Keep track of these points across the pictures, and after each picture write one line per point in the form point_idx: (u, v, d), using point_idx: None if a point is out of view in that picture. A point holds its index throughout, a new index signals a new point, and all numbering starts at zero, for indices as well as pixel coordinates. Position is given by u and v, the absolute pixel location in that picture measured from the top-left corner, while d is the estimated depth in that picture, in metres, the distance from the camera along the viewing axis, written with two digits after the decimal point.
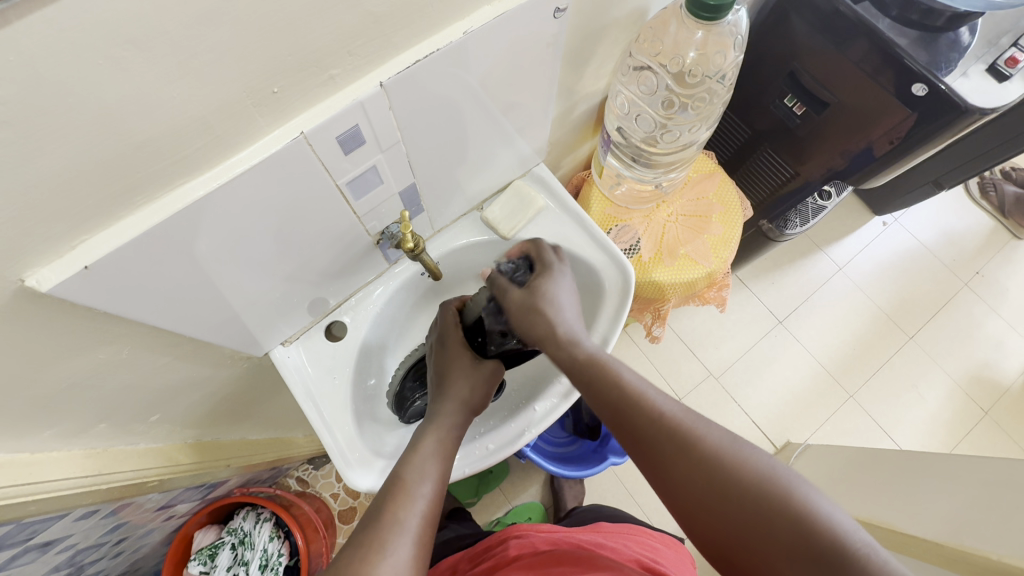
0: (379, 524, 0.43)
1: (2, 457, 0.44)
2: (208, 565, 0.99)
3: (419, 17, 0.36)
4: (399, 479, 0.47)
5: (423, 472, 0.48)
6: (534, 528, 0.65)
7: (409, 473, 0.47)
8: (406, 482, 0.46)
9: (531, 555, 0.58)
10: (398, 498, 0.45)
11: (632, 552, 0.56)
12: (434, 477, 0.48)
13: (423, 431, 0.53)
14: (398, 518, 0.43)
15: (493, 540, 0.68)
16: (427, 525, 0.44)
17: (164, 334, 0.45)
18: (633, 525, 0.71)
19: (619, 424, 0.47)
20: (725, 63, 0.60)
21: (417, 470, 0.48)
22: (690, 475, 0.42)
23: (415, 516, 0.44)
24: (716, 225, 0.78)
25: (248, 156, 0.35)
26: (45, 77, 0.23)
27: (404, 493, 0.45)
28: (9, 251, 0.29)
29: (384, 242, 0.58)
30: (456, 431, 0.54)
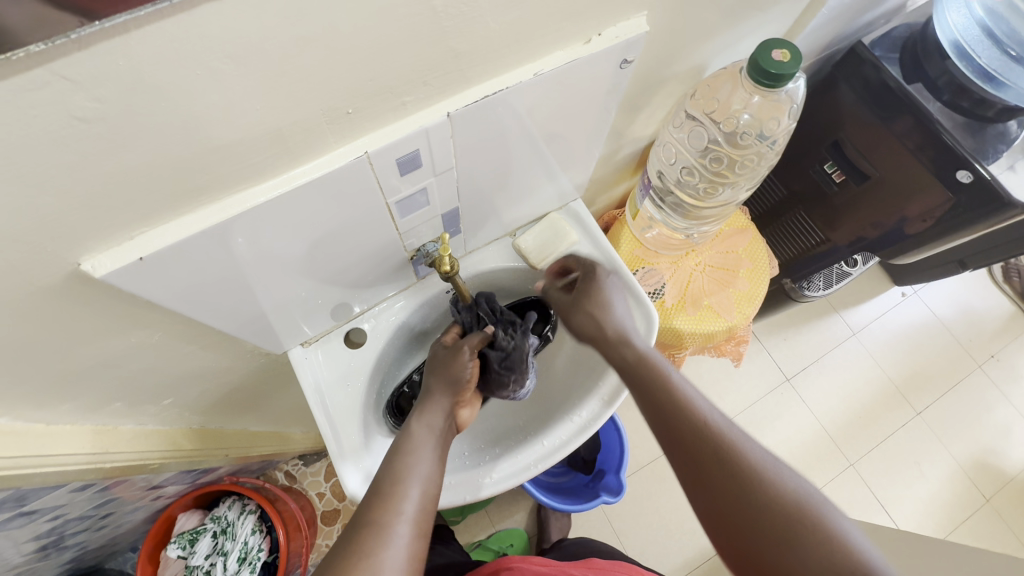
0: (372, 523, 0.43)
1: (19, 425, 0.44)
2: (186, 550, 0.98)
3: (495, 56, 0.37)
4: (387, 483, 0.47)
5: (411, 471, 0.48)
6: (527, 561, 0.64)
7: (399, 472, 0.48)
8: (392, 485, 0.47)
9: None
10: (387, 500, 0.45)
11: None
12: (422, 477, 0.48)
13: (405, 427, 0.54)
14: (378, 522, 0.43)
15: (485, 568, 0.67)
16: (418, 534, 0.44)
17: (195, 325, 0.46)
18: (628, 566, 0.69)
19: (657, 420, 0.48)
20: (777, 128, 0.60)
21: (408, 471, 0.48)
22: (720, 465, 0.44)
23: (401, 522, 0.44)
24: (742, 280, 0.79)
25: (312, 168, 0.36)
26: (146, 82, 0.24)
27: (393, 499, 0.46)
28: (72, 235, 0.30)
29: (418, 258, 0.58)
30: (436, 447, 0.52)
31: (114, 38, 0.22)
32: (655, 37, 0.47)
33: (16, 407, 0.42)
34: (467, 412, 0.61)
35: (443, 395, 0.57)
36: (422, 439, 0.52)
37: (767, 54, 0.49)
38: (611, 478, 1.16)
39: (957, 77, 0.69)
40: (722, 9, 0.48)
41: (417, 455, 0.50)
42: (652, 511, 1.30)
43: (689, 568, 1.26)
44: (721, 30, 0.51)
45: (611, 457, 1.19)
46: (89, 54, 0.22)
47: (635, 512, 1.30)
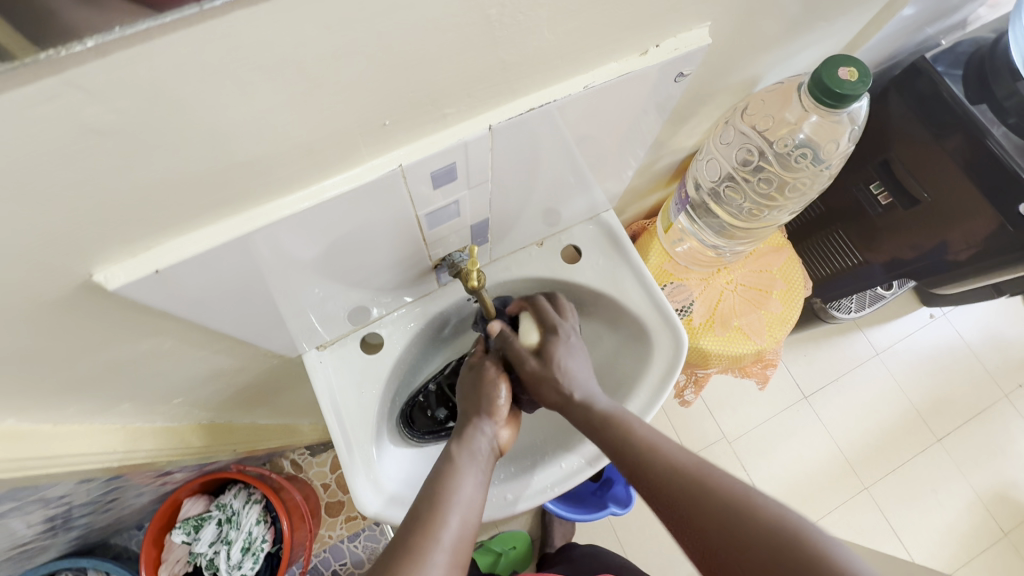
0: (412, 545, 0.43)
1: (25, 426, 0.42)
2: (191, 536, 0.98)
3: (545, 67, 0.34)
4: (423, 513, 0.46)
5: (450, 501, 0.47)
6: None
7: (437, 501, 0.47)
8: (431, 512, 0.46)
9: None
10: (424, 529, 0.44)
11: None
12: (463, 505, 0.47)
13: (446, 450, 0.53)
14: (419, 549, 0.43)
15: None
16: (458, 564, 0.44)
17: (211, 331, 0.44)
18: None
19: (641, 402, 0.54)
20: (834, 152, 0.56)
21: (449, 498, 0.47)
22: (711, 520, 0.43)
23: (441, 550, 0.43)
24: (775, 302, 0.75)
25: (343, 181, 0.33)
26: (169, 94, 0.22)
27: (433, 526, 0.45)
28: (85, 247, 0.27)
29: (443, 267, 0.56)
30: (478, 477, 0.51)
31: (136, 47, 0.19)
32: (713, 49, 0.43)
33: (24, 409, 0.40)
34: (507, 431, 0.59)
35: (482, 419, 0.56)
36: (466, 463, 0.51)
37: (832, 72, 0.46)
38: (620, 488, 1.14)
39: None
40: (786, 21, 0.44)
41: (459, 481, 0.49)
42: (658, 524, 1.28)
43: None
44: (781, 43, 0.48)
45: (621, 468, 1.17)
46: (106, 63, 0.19)
47: (640, 523, 1.28)
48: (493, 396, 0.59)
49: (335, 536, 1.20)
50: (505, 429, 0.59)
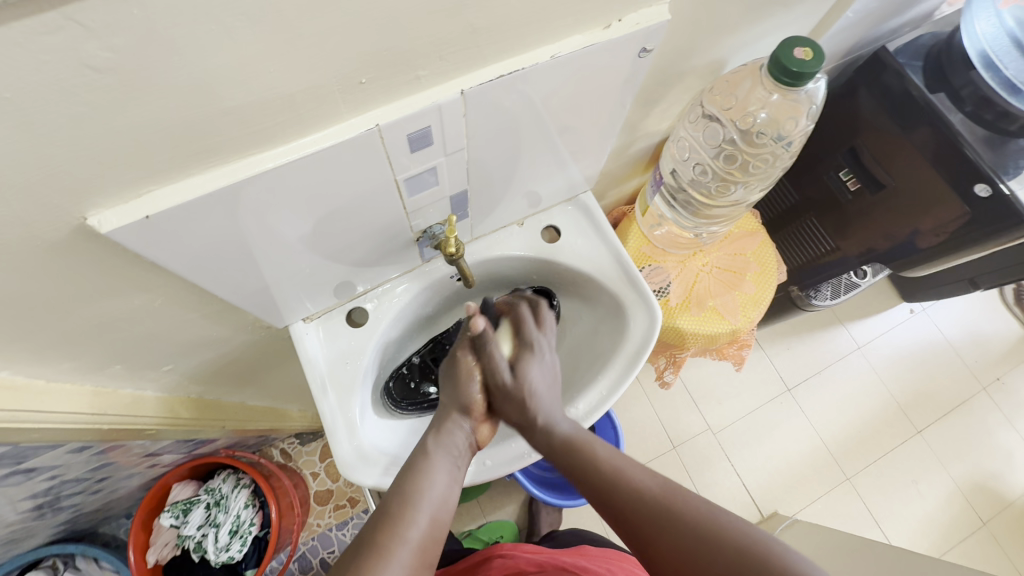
0: (383, 537, 0.45)
1: (18, 381, 0.44)
2: (180, 519, 0.99)
3: (512, 35, 0.37)
4: (393, 507, 0.48)
5: (418, 498, 0.49)
6: (518, 548, 0.73)
7: (406, 496, 0.48)
8: (399, 508, 0.47)
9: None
10: (392, 524, 0.46)
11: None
12: (432, 504, 0.49)
13: (419, 447, 0.55)
14: (383, 546, 0.44)
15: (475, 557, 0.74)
16: (424, 557, 0.46)
17: (199, 291, 0.46)
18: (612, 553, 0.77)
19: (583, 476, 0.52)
20: (794, 130, 0.59)
21: (419, 497, 0.49)
22: (670, 562, 0.44)
23: (405, 548, 0.45)
24: (749, 283, 0.78)
25: (323, 137, 0.36)
26: (159, 34, 0.24)
27: (399, 524, 0.46)
28: (79, 188, 0.30)
29: (424, 240, 0.58)
30: (450, 477, 0.53)
31: None
32: (676, 30, 0.46)
33: (17, 362, 0.42)
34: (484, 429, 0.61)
35: (459, 415, 0.58)
36: (440, 459, 0.53)
37: (789, 52, 0.49)
38: None
39: (982, 89, 0.68)
40: (745, 5, 0.47)
41: (430, 481, 0.51)
42: None
43: None
44: (742, 26, 0.51)
45: None
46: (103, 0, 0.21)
47: None
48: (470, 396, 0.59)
49: (323, 524, 1.21)
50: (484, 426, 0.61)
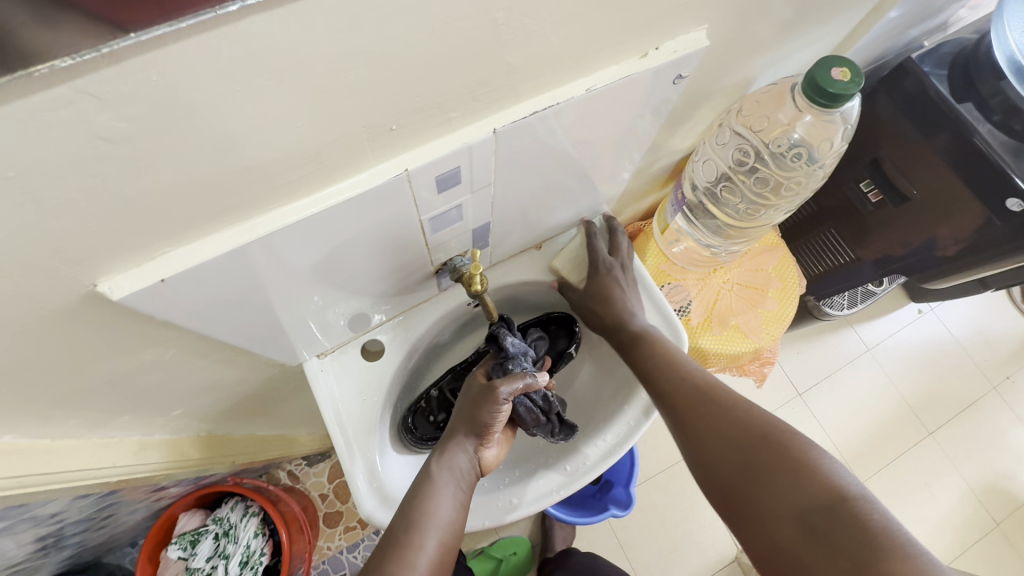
0: (390, 561, 0.44)
1: (23, 443, 0.41)
2: (188, 551, 0.95)
3: (548, 70, 0.34)
4: (399, 536, 0.47)
5: (426, 522, 0.48)
6: None
7: (414, 525, 0.47)
8: (408, 535, 0.46)
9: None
10: (400, 551, 0.45)
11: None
12: (439, 526, 0.48)
13: (425, 468, 0.54)
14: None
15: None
16: None
17: (212, 340, 0.43)
18: None
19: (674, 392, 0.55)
20: (827, 151, 0.57)
21: (426, 521, 0.48)
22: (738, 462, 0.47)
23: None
24: (771, 300, 0.76)
25: (348, 186, 0.33)
26: (180, 100, 0.21)
27: (408, 553, 0.45)
28: (89, 257, 0.27)
29: (444, 272, 0.56)
30: (456, 497, 0.52)
31: (148, 53, 0.19)
32: (710, 52, 0.44)
33: (21, 424, 0.39)
34: (493, 453, 0.60)
35: (467, 435, 0.56)
36: (444, 480, 0.52)
37: (825, 73, 0.46)
38: (620, 490, 1.14)
39: (1011, 98, 0.65)
40: (780, 24, 0.45)
41: (436, 504, 0.50)
42: (659, 525, 1.28)
43: None
44: (775, 44, 0.48)
45: (620, 469, 1.17)
46: (120, 70, 0.19)
47: (640, 525, 1.28)
48: (492, 416, 0.56)
49: (334, 547, 1.18)
50: (491, 450, 0.60)
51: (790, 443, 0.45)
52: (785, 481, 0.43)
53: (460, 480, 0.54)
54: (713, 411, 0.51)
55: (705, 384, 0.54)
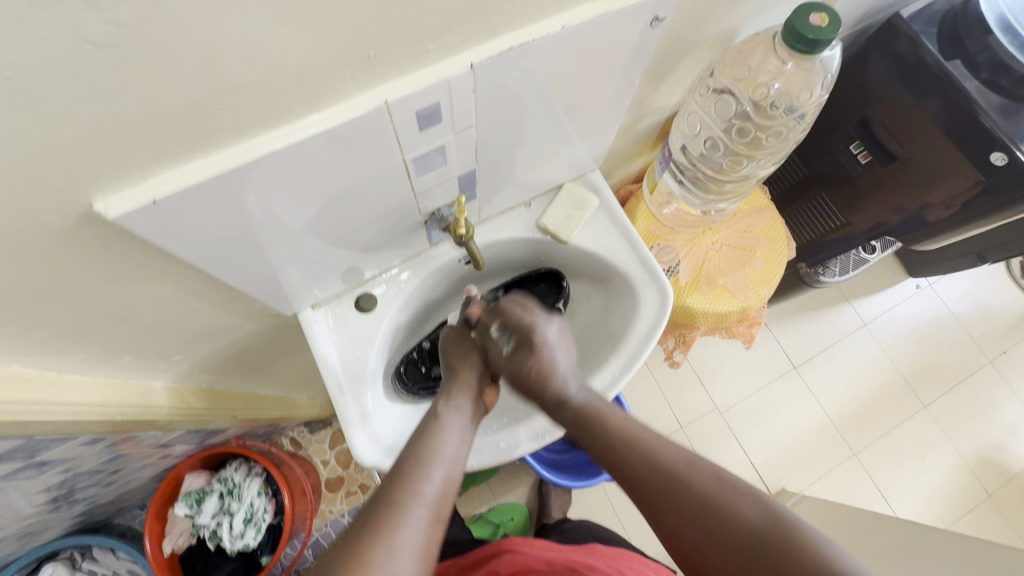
0: (396, 491, 0.45)
1: (31, 373, 0.44)
2: (194, 509, 1.00)
3: (521, 4, 0.35)
4: (405, 465, 0.47)
5: (432, 457, 0.48)
6: (527, 544, 0.76)
7: (419, 457, 0.48)
8: (413, 468, 0.47)
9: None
10: (401, 481, 0.46)
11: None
12: (445, 461, 0.49)
13: (431, 411, 0.54)
14: (398, 502, 0.44)
15: (491, 551, 0.78)
16: (435, 518, 0.45)
17: (207, 279, 0.45)
18: (627, 552, 0.82)
19: (634, 480, 0.49)
20: (808, 101, 0.58)
21: (432, 454, 0.49)
22: (720, 550, 0.44)
23: (419, 504, 0.45)
24: (759, 260, 0.77)
25: (330, 116, 0.35)
26: (162, 6, 0.23)
27: (414, 482, 0.46)
28: (83, 174, 0.29)
29: (432, 222, 0.57)
30: (465, 430, 0.53)
31: None
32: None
33: (28, 354, 0.42)
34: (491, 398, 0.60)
35: (469, 386, 0.57)
36: (450, 419, 0.53)
37: (804, 18, 0.47)
38: None
39: (999, 54, 0.66)
40: None
41: (441, 441, 0.50)
42: None
43: None
44: None
45: None
46: None
47: None
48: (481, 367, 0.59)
49: (336, 511, 1.22)
50: (493, 385, 0.61)
51: (778, 530, 0.42)
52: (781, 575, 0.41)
53: (461, 415, 0.54)
54: (683, 501, 0.46)
55: (663, 460, 0.48)
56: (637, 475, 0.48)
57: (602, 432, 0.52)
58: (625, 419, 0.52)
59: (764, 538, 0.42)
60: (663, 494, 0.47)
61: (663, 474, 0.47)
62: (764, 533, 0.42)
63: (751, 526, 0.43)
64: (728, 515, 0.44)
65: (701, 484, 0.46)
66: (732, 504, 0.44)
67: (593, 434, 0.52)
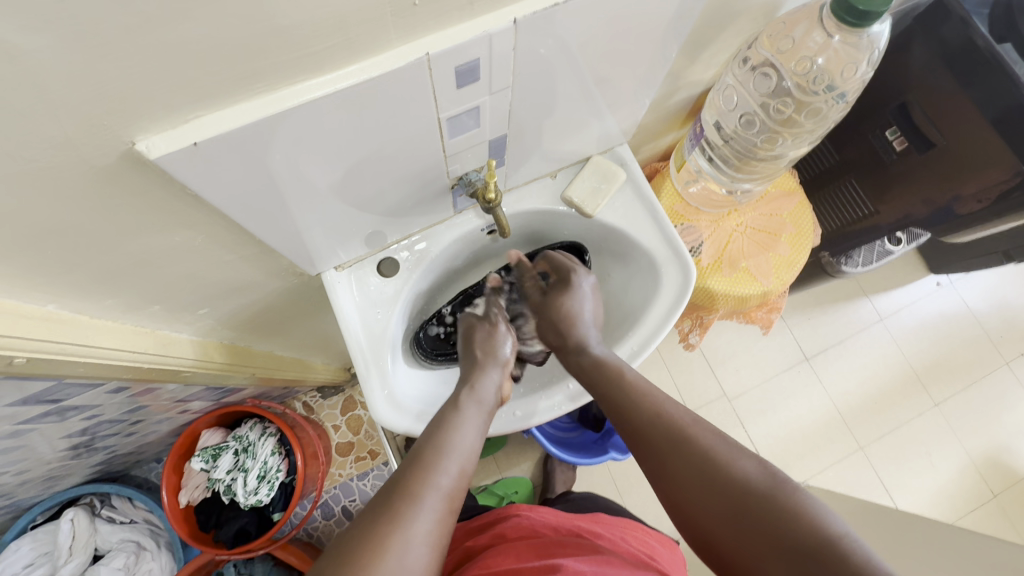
0: (415, 479, 0.45)
1: (65, 314, 0.44)
2: (209, 464, 1.02)
3: None
4: (422, 456, 0.48)
5: (449, 450, 0.49)
6: (533, 509, 0.77)
7: (436, 449, 0.49)
8: (428, 458, 0.48)
9: (531, 538, 0.68)
10: (418, 472, 0.46)
11: (629, 546, 0.67)
12: (460, 455, 0.49)
13: (452, 402, 0.56)
14: (415, 493, 0.44)
15: (496, 517, 0.79)
16: (449, 509, 0.46)
17: (237, 231, 0.46)
18: (629, 521, 0.83)
19: (638, 436, 0.51)
20: (850, 79, 0.56)
21: (448, 447, 0.49)
22: (706, 505, 0.44)
23: (435, 494, 0.45)
24: (784, 245, 0.76)
25: (371, 67, 0.34)
26: None
27: (431, 472, 0.46)
28: (128, 111, 0.29)
29: (459, 187, 0.57)
30: (478, 427, 0.54)
31: None
32: None
33: (62, 296, 0.42)
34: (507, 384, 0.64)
35: (491, 369, 0.60)
36: (471, 412, 0.55)
37: None
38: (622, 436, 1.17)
39: None
40: None
41: (461, 433, 0.52)
42: None
43: None
44: None
45: None
46: None
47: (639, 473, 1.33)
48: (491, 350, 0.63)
49: (345, 475, 1.24)
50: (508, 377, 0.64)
51: (770, 491, 0.42)
52: (767, 531, 0.40)
53: (477, 414, 0.55)
54: (682, 457, 0.47)
55: (665, 417, 0.50)
56: (639, 426, 0.51)
57: (615, 385, 0.55)
58: (641, 378, 0.55)
59: (750, 493, 0.42)
60: (664, 440, 0.48)
61: (664, 428, 0.49)
62: (751, 490, 0.42)
63: (740, 484, 0.43)
64: (720, 469, 0.44)
65: (699, 441, 0.47)
66: (724, 461, 0.45)
67: (608, 386, 0.56)
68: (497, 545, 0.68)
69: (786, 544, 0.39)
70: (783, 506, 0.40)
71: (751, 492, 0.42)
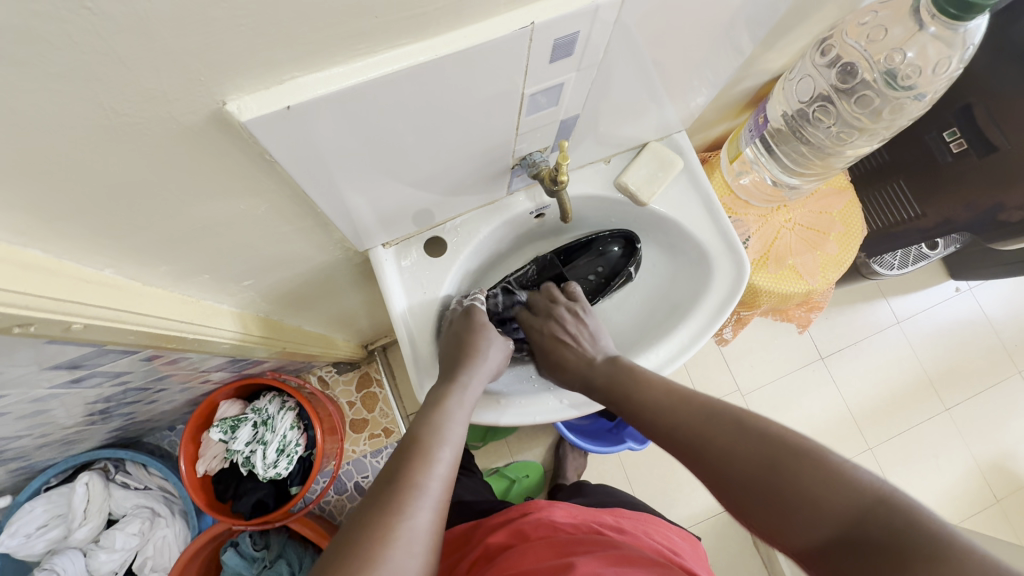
0: (412, 468, 0.45)
1: (120, 279, 0.43)
2: (228, 435, 0.99)
3: None
4: (417, 444, 0.48)
5: (443, 437, 0.49)
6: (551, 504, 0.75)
7: (431, 436, 0.49)
8: (425, 447, 0.47)
9: (552, 536, 0.65)
10: (417, 461, 0.46)
11: (651, 542, 0.67)
12: (453, 443, 0.49)
13: (441, 392, 0.55)
14: (419, 484, 0.44)
15: (512, 513, 0.76)
16: (445, 493, 0.46)
17: (300, 201, 0.44)
18: (650, 514, 0.83)
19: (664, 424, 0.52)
20: (937, 76, 0.53)
21: (440, 437, 0.49)
22: (739, 477, 0.44)
23: (434, 483, 0.45)
24: (832, 244, 0.74)
25: (475, 33, 0.32)
26: None
27: (428, 460, 0.46)
28: (230, 68, 0.27)
29: (521, 167, 0.55)
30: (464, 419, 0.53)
31: None
32: None
33: (120, 261, 0.41)
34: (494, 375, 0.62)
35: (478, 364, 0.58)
36: (456, 404, 0.54)
37: None
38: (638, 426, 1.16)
39: None
40: None
41: (451, 423, 0.51)
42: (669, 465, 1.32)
43: (694, 521, 1.29)
44: None
45: None
46: None
47: (651, 464, 1.33)
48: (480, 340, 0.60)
49: (358, 452, 1.24)
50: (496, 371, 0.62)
51: (795, 453, 0.42)
52: (800, 496, 0.40)
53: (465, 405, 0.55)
54: (707, 435, 0.48)
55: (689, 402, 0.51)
56: (664, 415, 0.52)
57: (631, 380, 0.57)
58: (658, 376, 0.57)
59: (777, 462, 0.42)
60: (684, 424, 0.50)
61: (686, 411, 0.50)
62: (778, 457, 0.43)
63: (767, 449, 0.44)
64: (744, 442, 0.45)
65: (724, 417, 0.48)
66: (748, 432, 0.46)
67: (625, 386, 0.57)
68: (518, 546, 0.65)
69: (816, 503, 0.39)
70: (812, 466, 0.41)
71: (778, 457, 0.43)
